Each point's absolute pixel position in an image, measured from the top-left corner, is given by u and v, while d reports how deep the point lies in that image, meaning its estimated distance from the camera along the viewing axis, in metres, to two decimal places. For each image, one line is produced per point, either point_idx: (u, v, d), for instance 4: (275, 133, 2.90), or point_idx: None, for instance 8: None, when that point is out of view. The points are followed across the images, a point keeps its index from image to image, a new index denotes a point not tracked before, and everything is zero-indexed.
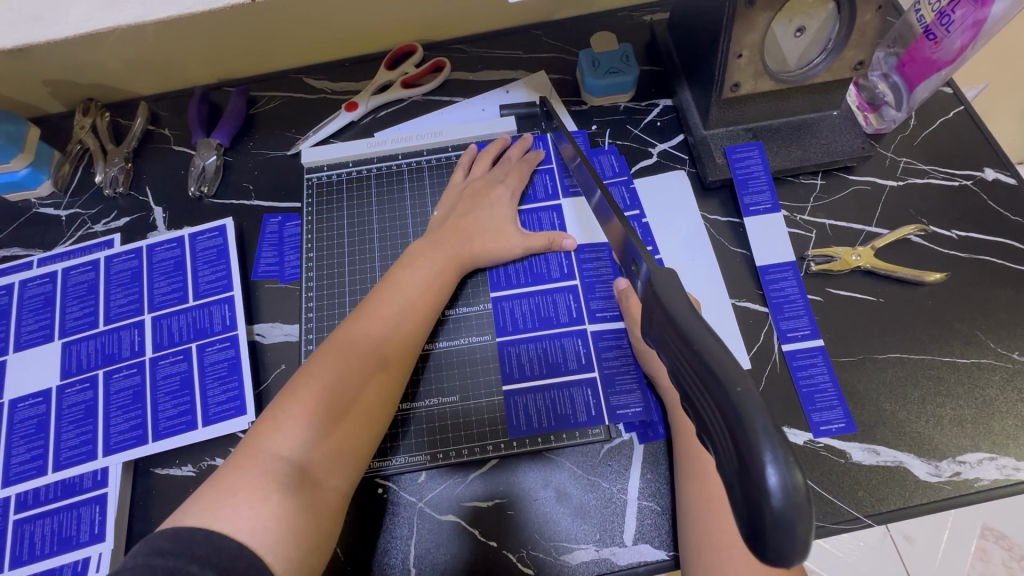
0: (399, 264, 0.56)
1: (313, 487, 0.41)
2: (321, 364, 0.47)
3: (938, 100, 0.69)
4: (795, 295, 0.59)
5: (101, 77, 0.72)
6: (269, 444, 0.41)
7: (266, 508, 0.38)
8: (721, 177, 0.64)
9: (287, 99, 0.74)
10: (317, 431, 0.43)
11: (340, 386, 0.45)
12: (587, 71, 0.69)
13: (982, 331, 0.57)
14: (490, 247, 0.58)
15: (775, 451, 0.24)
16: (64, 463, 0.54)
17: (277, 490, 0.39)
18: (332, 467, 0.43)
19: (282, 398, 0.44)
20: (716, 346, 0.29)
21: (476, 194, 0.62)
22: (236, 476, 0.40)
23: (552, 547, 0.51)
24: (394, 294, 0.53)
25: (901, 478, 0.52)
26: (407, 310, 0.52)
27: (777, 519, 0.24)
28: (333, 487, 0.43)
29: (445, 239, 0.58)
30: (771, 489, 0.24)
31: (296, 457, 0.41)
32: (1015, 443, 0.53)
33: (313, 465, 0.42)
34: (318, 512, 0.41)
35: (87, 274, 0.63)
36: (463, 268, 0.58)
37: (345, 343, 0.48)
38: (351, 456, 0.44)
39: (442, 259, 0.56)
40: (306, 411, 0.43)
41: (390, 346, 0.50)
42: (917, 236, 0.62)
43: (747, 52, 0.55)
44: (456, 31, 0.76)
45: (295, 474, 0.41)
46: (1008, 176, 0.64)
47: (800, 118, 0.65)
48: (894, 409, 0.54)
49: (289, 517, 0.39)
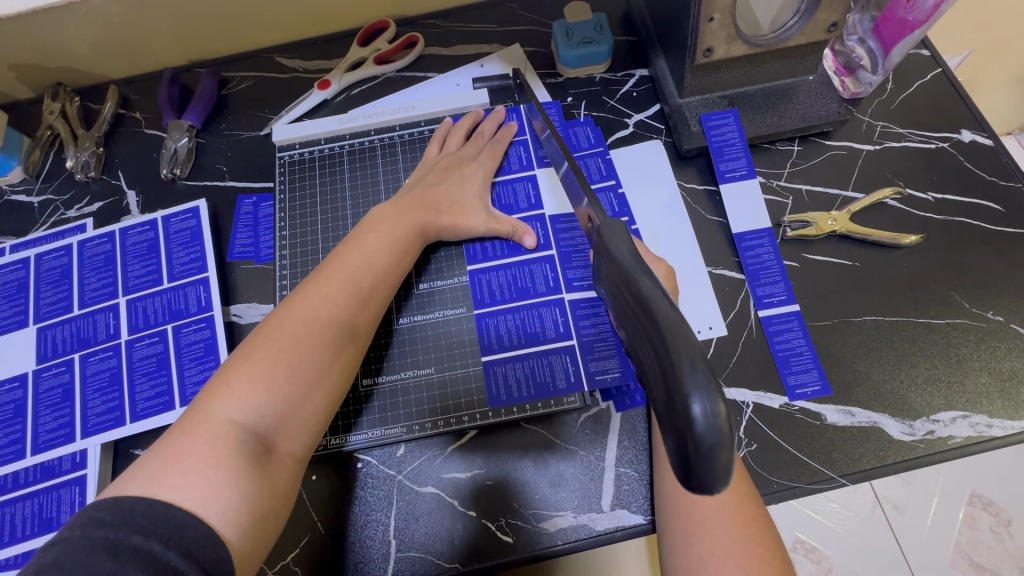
0: (360, 227, 0.55)
1: (265, 450, 0.42)
2: (279, 329, 0.46)
3: (916, 63, 0.68)
4: (770, 261, 0.59)
5: (68, 60, 0.70)
6: (221, 408, 0.41)
7: (216, 476, 0.39)
8: (696, 145, 0.63)
9: (259, 79, 0.73)
10: (273, 397, 0.43)
11: (298, 353, 0.45)
12: (561, 42, 0.68)
13: (957, 292, 0.57)
14: (455, 219, 0.58)
15: (698, 382, 0.26)
16: (42, 446, 0.54)
17: (229, 458, 0.40)
18: (287, 433, 0.44)
19: (236, 359, 0.44)
20: (657, 292, 0.30)
21: (448, 167, 0.61)
22: (186, 443, 0.40)
23: (531, 514, 0.51)
24: (356, 261, 0.52)
25: (875, 438, 0.52)
26: (368, 275, 0.51)
27: (700, 446, 0.25)
28: (288, 451, 0.44)
29: (409, 205, 0.57)
30: (695, 418, 0.25)
31: (250, 423, 0.42)
32: (988, 401, 0.53)
33: (266, 431, 0.43)
34: (273, 479, 0.42)
35: (60, 259, 0.62)
36: (426, 234, 0.57)
37: (305, 309, 0.47)
38: (308, 421, 0.45)
39: (406, 225, 0.55)
40: (262, 376, 0.43)
41: (352, 315, 0.49)
42: (893, 200, 0.61)
43: (717, 15, 0.54)
44: (429, 6, 0.74)
45: (249, 439, 0.41)
46: (985, 137, 0.64)
47: (776, 84, 0.65)
48: (868, 370, 0.55)
49: (240, 486, 0.39)
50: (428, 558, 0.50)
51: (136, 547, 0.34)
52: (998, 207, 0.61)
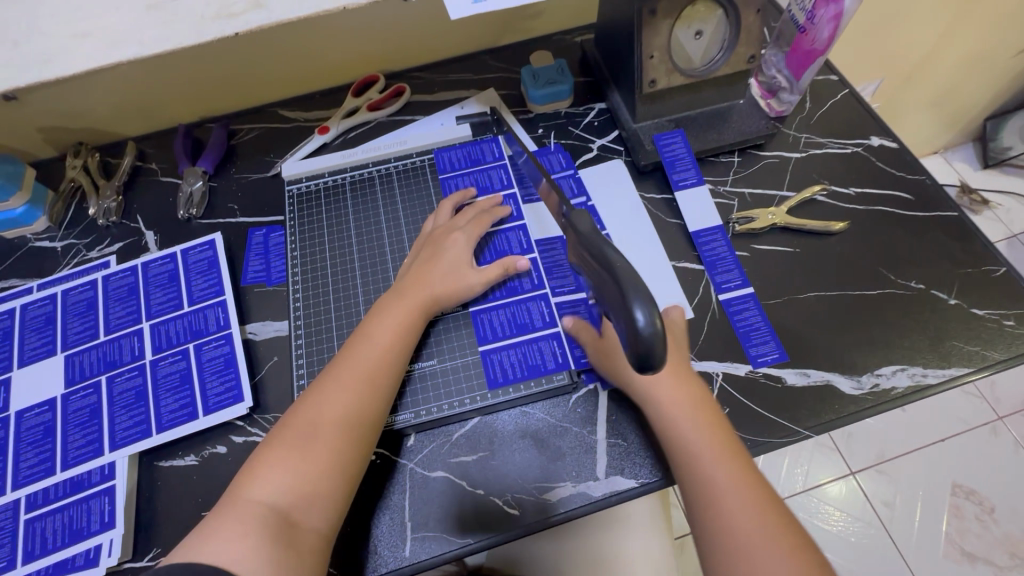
0: (371, 314, 0.60)
1: (290, 525, 0.47)
2: (297, 420, 0.52)
3: (827, 86, 0.82)
4: (725, 253, 0.68)
5: (91, 121, 0.79)
6: (249, 493, 0.48)
7: (247, 543, 0.44)
8: (652, 161, 0.73)
9: (264, 129, 0.83)
10: (291, 478, 0.49)
11: (311, 439, 0.51)
12: (529, 84, 0.79)
13: (883, 267, 0.66)
14: (449, 290, 0.61)
15: (642, 303, 0.37)
16: (72, 462, 0.57)
17: (255, 525, 0.46)
18: (309, 510, 0.48)
19: (263, 448, 0.51)
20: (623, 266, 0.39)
21: (436, 242, 0.65)
22: (219, 523, 0.46)
23: (533, 488, 0.56)
24: (359, 342, 0.57)
25: (830, 393, 0.60)
26: (374, 354, 0.56)
27: (643, 343, 0.37)
28: (311, 527, 0.48)
29: (410, 292, 0.61)
30: (639, 321, 0.36)
31: (273, 502, 0.48)
32: (921, 355, 0.61)
33: (290, 509, 0.48)
34: (297, 550, 0.46)
35: (86, 292, 0.68)
36: (428, 312, 0.61)
37: (321, 396, 0.53)
38: (325, 498, 0.49)
39: (408, 305, 0.59)
40: (284, 459, 0.50)
41: (358, 399, 0.53)
42: (822, 195, 0.72)
43: (657, 53, 0.67)
44: (413, 60, 0.86)
45: (272, 516, 0.47)
46: (891, 141, 0.76)
47: (712, 109, 0.77)
48: (817, 337, 0.63)
49: (265, 552, 0.44)
50: (443, 536, 0.54)
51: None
52: (909, 195, 0.71)
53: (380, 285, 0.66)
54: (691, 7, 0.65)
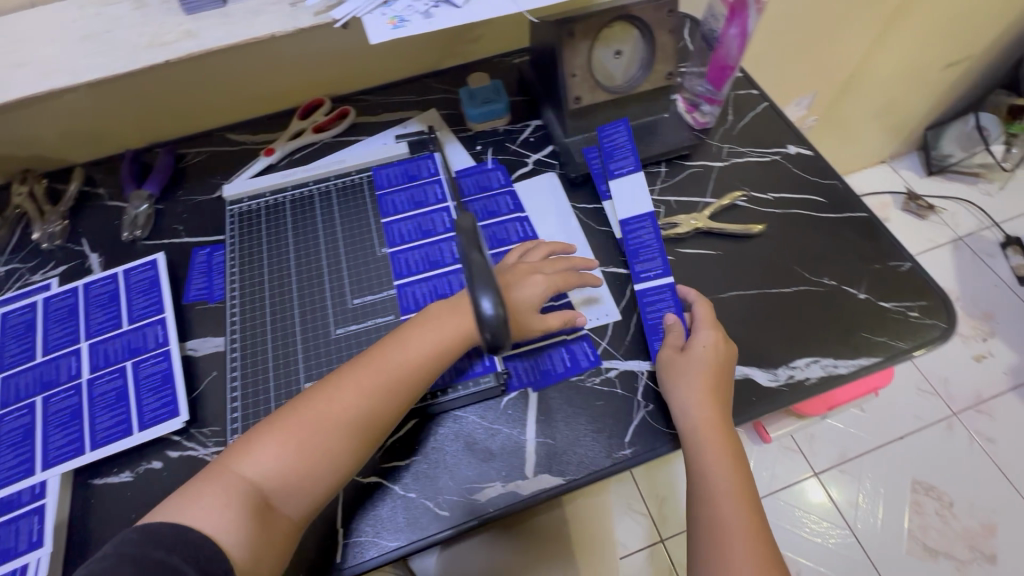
0: (415, 320, 0.59)
1: (267, 507, 0.51)
2: (307, 412, 0.54)
3: (748, 100, 0.87)
4: (649, 241, 0.69)
5: (38, 148, 0.81)
6: (240, 465, 0.51)
7: (223, 514, 0.49)
8: (581, 172, 0.77)
9: (212, 153, 0.85)
10: (283, 462, 0.52)
11: (310, 431, 0.53)
12: (467, 104, 0.83)
13: (798, 266, 0.70)
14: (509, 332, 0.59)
15: (489, 295, 0.47)
16: (3, 482, 0.57)
17: (234, 500, 0.50)
18: (290, 497, 0.52)
19: (263, 427, 0.54)
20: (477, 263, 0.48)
21: (519, 274, 0.62)
22: (205, 485, 0.51)
23: (462, 490, 0.58)
24: (393, 353, 0.56)
25: (748, 386, 0.62)
26: (403, 370, 0.56)
27: (489, 327, 0.47)
28: (286, 512, 0.52)
29: (467, 310, 0.58)
30: (486, 310, 0.47)
31: (260, 480, 0.51)
32: (832, 347, 0.65)
33: (273, 491, 0.51)
34: (269, 532, 0.50)
35: (25, 314, 0.68)
36: (475, 339, 0.58)
37: (335, 398, 0.54)
38: (307, 490, 0.52)
39: (454, 325, 0.57)
40: (282, 443, 0.52)
41: (365, 411, 0.54)
42: (742, 201, 0.76)
43: (578, 72, 0.72)
44: (358, 84, 0.90)
45: (252, 496, 0.50)
46: (806, 149, 0.81)
47: (639, 123, 0.81)
48: (736, 334, 0.66)
49: (241, 528, 0.49)
50: (372, 539, 0.56)
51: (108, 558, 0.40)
52: (823, 199, 0.76)
53: (316, 300, 0.68)
54: (608, 29, 0.71)
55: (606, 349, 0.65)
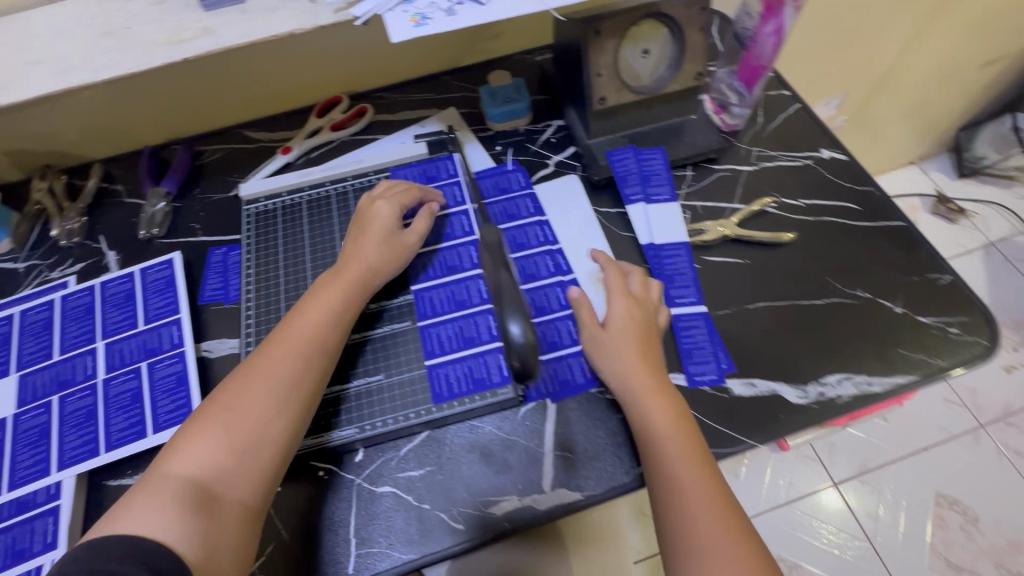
0: (304, 297, 0.60)
1: (210, 498, 0.48)
2: (230, 394, 0.53)
3: (779, 101, 0.84)
4: (685, 269, 0.68)
5: (58, 144, 0.80)
6: (169, 466, 0.49)
7: (163, 514, 0.45)
8: (605, 176, 0.75)
9: (229, 150, 0.84)
10: (212, 451, 0.50)
11: (232, 415, 0.51)
12: (487, 102, 0.81)
13: (831, 276, 0.67)
14: (385, 263, 0.62)
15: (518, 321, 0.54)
16: (19, 482, 0.57)
17: (173, 499, 0.47)
18: (230, 482, 0.49)
19: (188, 425, 0.52)
20: (507, 293, 0.56)
21: (363, 220, 0.65)
22: (137, 496, 0.47)
23: (479, 503, 0.56)
24: (293, 324, 0.57)
25: (776, 403, 0.60)
26: (303, 337, 0.56)
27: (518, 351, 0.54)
28: (232, 500, 0.49)
29: (346, 271, 0.61)
30: (515, 334, 0.54)
31: (193, 475, 0.48)
32: (867, 363, 0.61)
33: (210, 481, 0.49)
34: (219, 522, 0.47)
35: (43, 312, 0.68)
36: (366, 289, 0.61)
37: (249, 370, 0.54)
38: (247, 471, 0.50)
39: (343, 286, 0.60)
40: (205, 434, 0.50)
41: (286, 374, 0.54)
42: (771, 207, 0.73)
43: (604, 71, 0.70)
44: (376, 81, 0.88)
45: (192, 488, 0.48)
46: (840, 153, 0.78)
47: (666, 124, 0.78)
48: (765, 348, 0.63)
49: (187, 522, 0.45)
50: (388, 551, 0.54)
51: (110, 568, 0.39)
52: (857, 206, 0.73)
53: None
54: (635, 26, 0.68)
55: None
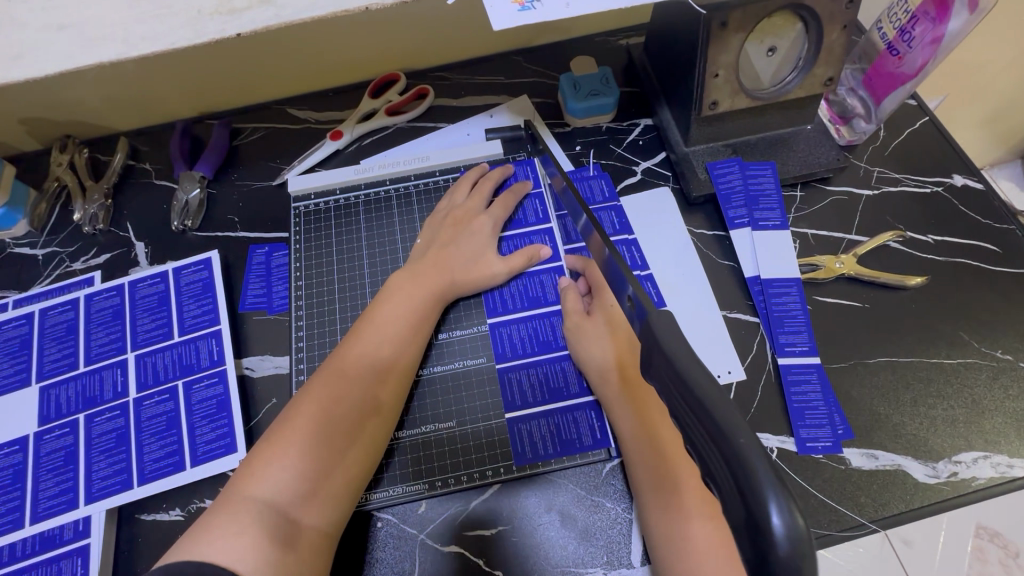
0: (379, 297, 0.54)
1: (290, 524, 0.40)
2: (307, 405, 0.45)
3: (904, 112, 0.72)
4: (796, 311, 0.59)
5: (79, 113, 0.71)
6: (245, 483, 0.41)
7: (242, 542, 0.38)
8: (704, 193, 0.65)
9: (271, 130, 0.74)
10: (293, 469, 0.42)
11: (316, 427, 0.44)
12: (569, 94, 0.71)
13: (965, 331, 0.58)
14: (469, 273, 0.58)
15: (778, 498, 0.23)
16: (42, 514, 0.51)
17: (253, 525, 0.39)
18: (311, 506, 0.42)
19: (262, 441, 0.44)
20: (721, 403, 0.25)
21: (458, 222, 0.61)
22: (215, 518, 0.39)
23: (559, 574, 0.49)
24: (373, 329, 0.51)
25: (900, 481, 0.52)
26: (384, 344, 0.50)
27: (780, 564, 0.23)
28: (312, 526, 0.42)
29: (426, 273, 0.56)
30: (777, 531, 0.23)
31: (270, 497, 0.40)
32: (1007, 440, 0.53)
33: (290, 507, 0.41)
34: (298, 551, 0.40)
35: (66, 314, 0.61)
36: (444, 296, 0.56)
37: (326, 374, 0.48)
38: (330, 493, 0.43)
39: (423, 290, 0.55)
40: (286, 448, 0.43)
41: (365, 384, 0.48)
42: (895, 242, 0.63)
43: (722, 71, 0.58)
44: (439, 59, 0.77)
45: (272, 514, 0.40)
46: (976, 181, 0.67)
47: (776, 134, 0.68)
48: (887, 412, 0.55)
49: (265, 551, 0.38)
50: None
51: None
52: (995, 247, 0.63)
53: None
54: (766, 20, 0.56)
55: None
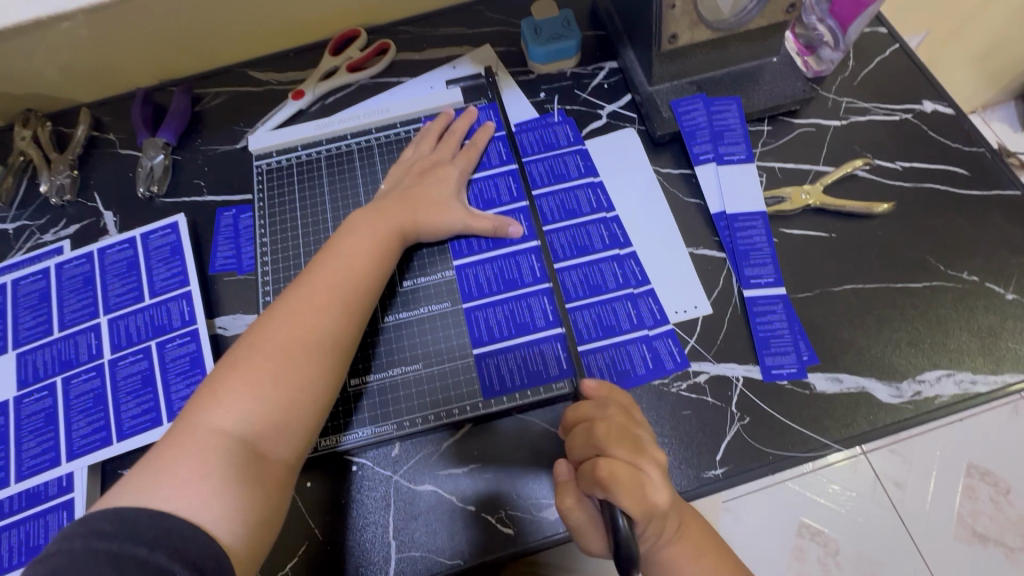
0: (338, 234, 0.54)
1: (259, 457, 0.42)
2: (270, 340, 0.45)
3: (873, 40, 0.71)
4: (761, 243, 0.59)
5: (37, 86, 0.70)
6: (211, 418, 0.41)
7: (206, 486, 0.38)
8: (669, 131, 0.64)
9: (232, 94, 0.74)
10: (262, 403, 0.43)
11: (284, 362, 0.44)
12: (530, 40, 0.69)
13: (931, 255, 0.58)
14: (431, 217, 0.57)
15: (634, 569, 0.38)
16: (27, 472, 0.53)
17: (219, 468, 0.39)
18: (279, 438, 0.43)
19: (223, 372, 0.44)
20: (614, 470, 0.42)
21: (423, 170, 0.60)
22: (176, 456, 0.40)
23: (529, 505, 0.50)
24: (336, 267, 0.51)
25: (864, 402, 0.53)
26: (348, 282, 0.50)
27: None
28: (279, 458, 0.43)
29: (390, 212, 0.56)
30: None
31: (238, 431, 0.41)
32: (970, 357, 0.54)
33: (257, 438, 0.42)
34: (267, 486, 0.41)
35: (38, 283, 0.61)
36: (405, 236, 0.56)
37: (290, 316, 0.47)
38: (299, 428, 0.44)
39: (383, 228, 0.54)
40: (250, 383, 0.43)
41: (333, 320, 0.48)
42: (863, 171, 0.63)
43: (679, 2, 0.56)
44: (401, 13, 0.76)
45: (239, 450, 0.41)
46: (946, 107, 0.66)
47: (741, 68, 0.66)
48: (853, 337, 0.56)
49: (231, 493, 0.39)
50: (430, 556, 0.49)
51: (143, 559, 0.33)
52: (964, 170, 0.62)
53: None
54: None
55: (695, 348, 0.56)
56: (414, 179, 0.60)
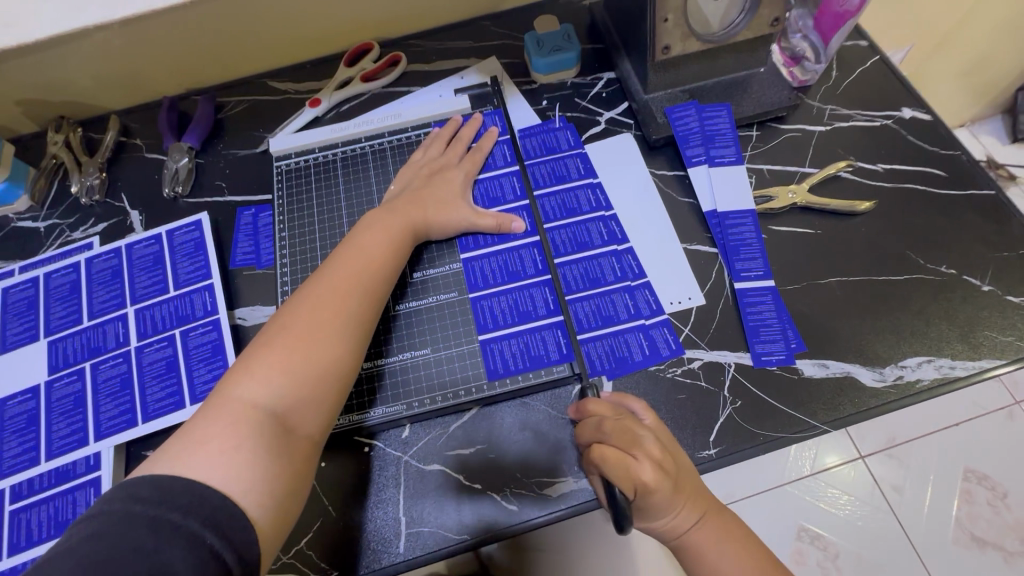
0: (356, 229, 0.58)
1: (285, 429, 0.45)
2: (297, 321, 0.49)
3: (855, 52, 0.75)
4: (751, 239, 0.63)
5: (70, 94, 0.75)
6: (243, 391, 0.44)
7: (236, 456, 0.41)
8: (663, 135, 0.68)
9: (252, 102, 0.78)
10: (289, 378, 0.46)
11: (309, 340, 0.48)
12: (533, 52, 0.74)
13: (911, 251, 0.62)
14: (442, 215, 0.61)
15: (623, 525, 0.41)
16: (56, 452, 0.56)
17: (248, 441, 0.42)
18: (303, 413, 0.46)
19: (252, 350, 0.47)
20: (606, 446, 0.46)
21: (432, 172, 0.64)
22: (209, 427, 0.43)
23: (533, 484, 0.53)
24: (356, 257, 0.54)
25: (849, 386, 0.56)
26: (366, 271, 0.54)
27: None
28: (303, 432, 0.46)
29: (404, 210, 0.59)
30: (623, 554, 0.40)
31: (268, 404, 0.45)
32: (948, 344, 0.57)
33: (285, 411, 0.45)
34: (291, 457, 0.44)
35: (69, 275, 0.65)
36: (417, 232, 0.60)
37: (314, 300, 0.50)
38: (321, 405, 0.47)
39: (398, 223, 0.58)
40: (279, 360, 0.46)
41: (354, 305, 0.51)
42: (846, 172, 0.67)
43: (671, 15, 0.60)
44: (411, 27, 0.81)
45: (267, 423, 0.44)
46: (924, 113, 0.70)
47: (731, 77, 0.71)
48: (838, 326, 0.59)
49: (260, 463, 0.42)
50: (439, 531, 0.52)
51: (177, 521, 0.36)
52: (941, 171, 0.66)
53: None
54: None
55: (689, 337, 0.59)
56: (423, 181, 0.64)
